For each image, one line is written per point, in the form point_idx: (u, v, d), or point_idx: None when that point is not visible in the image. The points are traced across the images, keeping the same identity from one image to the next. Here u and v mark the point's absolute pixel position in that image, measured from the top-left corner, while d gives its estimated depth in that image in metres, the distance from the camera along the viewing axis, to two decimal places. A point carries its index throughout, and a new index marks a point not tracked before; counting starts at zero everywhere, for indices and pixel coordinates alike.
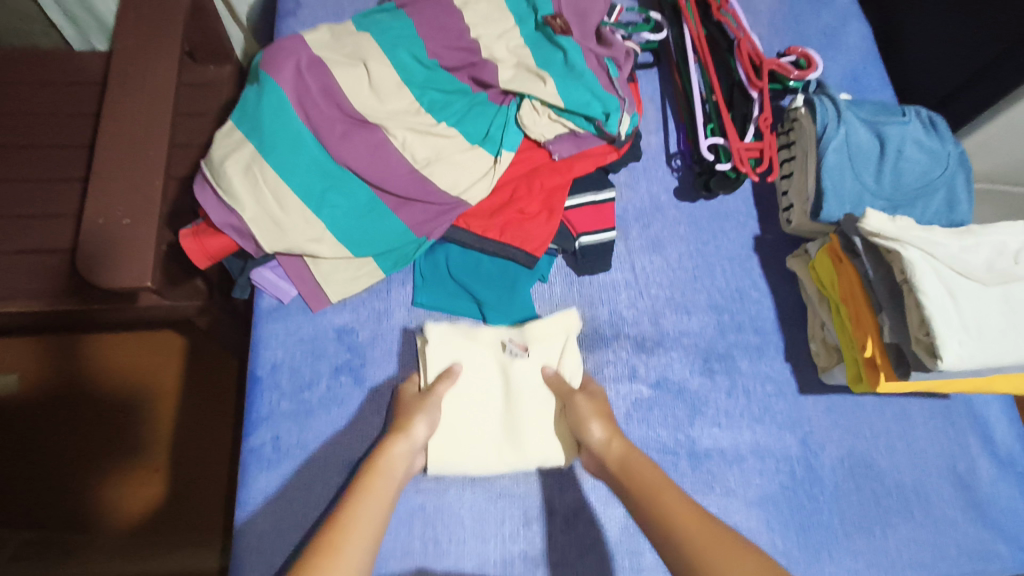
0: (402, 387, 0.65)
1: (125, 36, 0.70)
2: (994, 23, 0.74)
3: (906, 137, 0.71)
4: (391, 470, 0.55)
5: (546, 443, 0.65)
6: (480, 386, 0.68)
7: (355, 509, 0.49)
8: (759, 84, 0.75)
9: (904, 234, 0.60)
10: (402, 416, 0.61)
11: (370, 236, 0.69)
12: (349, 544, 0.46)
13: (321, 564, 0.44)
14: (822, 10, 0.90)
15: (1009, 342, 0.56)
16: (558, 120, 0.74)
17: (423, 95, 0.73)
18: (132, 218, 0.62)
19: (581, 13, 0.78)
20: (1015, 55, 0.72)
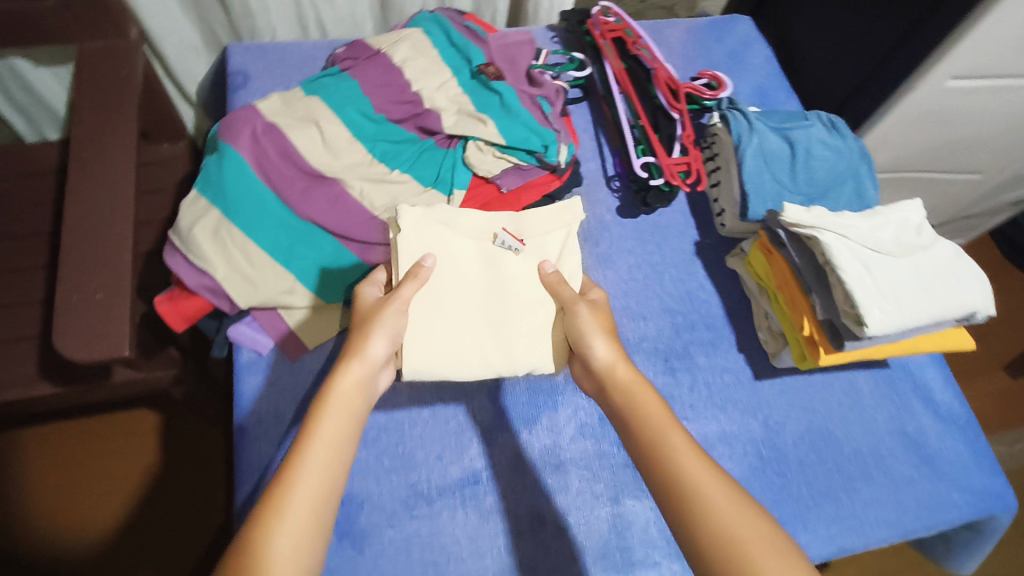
0: (366, 293, 0.66)
1: (82, 123, 0.74)
2: (874, 31, 0.86)
3: (811, 138, 0.80)
4: (348, 399, 0.56)
5: (537, 347, 0.70)
6: (465, 278, 0.71)
7: (305, 452, 0.51)
8: (679, 106, 0.86)
9: (821, 222, 0.67)
10: (358, 335, 0.61)
11: (337, 283, 0.73)
12: (297, 492, 0.49)
13: (268, 520, 0.47)
14: (722, 41, 1.04)
15: (923, 305, 0.62)
16: (502, 156, 0.80)
17: (374, 147, 0.79)
18: (105, 292, 0.65)
19: (511, 59, 0.88)
20: (899, 53, 0.83)
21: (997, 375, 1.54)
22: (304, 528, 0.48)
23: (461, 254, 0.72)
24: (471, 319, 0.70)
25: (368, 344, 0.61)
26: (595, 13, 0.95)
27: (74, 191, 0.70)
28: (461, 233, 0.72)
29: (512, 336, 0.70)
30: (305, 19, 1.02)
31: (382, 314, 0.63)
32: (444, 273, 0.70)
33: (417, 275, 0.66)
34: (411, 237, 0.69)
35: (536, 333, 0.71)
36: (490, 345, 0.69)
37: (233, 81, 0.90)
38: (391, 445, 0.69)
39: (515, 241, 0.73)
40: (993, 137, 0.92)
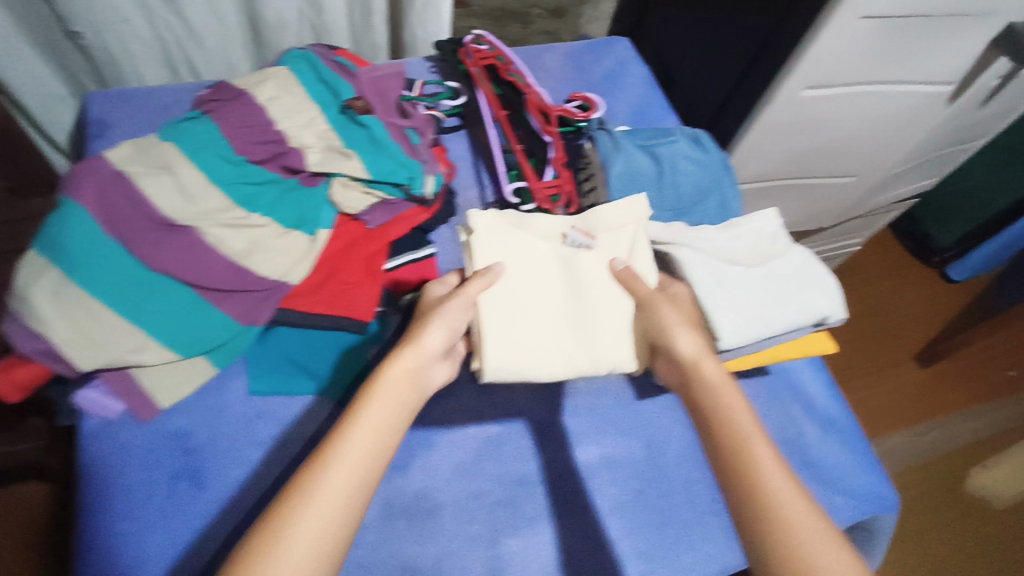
0: (429, 290, 0.66)
1: None
2: (736, 46, 0.89)
3: (677, 153, 0.81)
4: (396, 389, 0.54)
5: (616, 345, 0.66)
6: (539, 275, 0.67)
7: (342, 441, 0.50)
8: (550, 130, 0.85)
9: (677, 239, 0.69)
10: (418, 325, 0.60)
11: (196, 335, 0.70)
12: (324, 486, 0.47)
13: (289, 510, 0.46)
14: (601, 64, 1.06)
15: (775, 313, 0.63)
16: (369, 192, 0.78)
17: (233, 190, 0.75)
18: None
19: (381, 91, 0.87)
20: (756, 67, 0.86)
21: (909, 365, 1.60)
22: (324, 525, 0.46)
23: (534, 251, 0.68)
24: (546, 314, 0.65)
25: (426, 333, 0.59)
26: (468, 42, 0.95)
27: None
28: (530, 233, 0.69)
29: (592, 333, 0.66)
30: (174, 63, 0.99)
31: (447, 311, 0.60)
32: (516, 267, 0.66)
33: (486, 275, 0.63)
34: (481, 238, 0.66)
35: (613, 330, 0.66)
36: (570, 343, 0.65)
37: (89, 130, 0.86)
38: (253, 504, 0.66)
39: (585, 238, 0.69)
40: (857, 139, 0.97)
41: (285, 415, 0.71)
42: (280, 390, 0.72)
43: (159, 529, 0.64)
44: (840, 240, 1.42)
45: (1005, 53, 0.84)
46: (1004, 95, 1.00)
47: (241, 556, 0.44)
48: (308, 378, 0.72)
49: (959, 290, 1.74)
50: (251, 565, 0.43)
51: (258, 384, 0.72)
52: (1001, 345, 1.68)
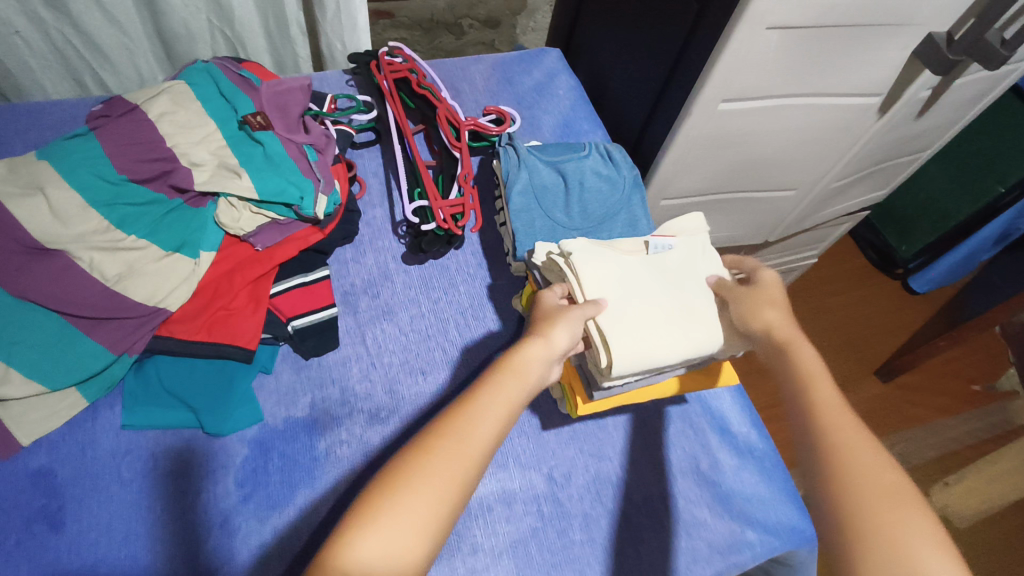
0: (544, 295, 0.61)
1: None
2: (658, 54, 0.86)
3: (585, 170, 0.78)
4: (527, 370, 0.53)
5: (710, 328, 0.61)
6: (639, 279, 0.62)
7: (487, 396, 0.50)
8: (458, 145, 0.82)
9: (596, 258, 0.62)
10: (541, 321, 0.57)
11: (63, 365, 0.65)
12: (473, 429, 0.48)
13: (430, 439, 0.47)
14: (528, 75, 1.02)
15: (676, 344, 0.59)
16: (259, 212, 0.74)
17: (112, 211, 0.71)
18: None
19: (282, 107, 0.84)
20: (676, 76, 0.82)
21: (869, 380, 1.56)
22: (464, 459, 0.46)
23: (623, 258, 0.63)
24: (667, 309, 0.60)
25: (557, 326, 0.56)
26: (381, 53, 0.91)
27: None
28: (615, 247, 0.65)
29: (698, 320, 0.61)
30: (79, 75, 0.96)
31: (565, 312, 0.57)
32: (627, 265, 0.62)
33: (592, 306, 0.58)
34: (576, 251, 0.62)
35: (711, 316, 0.61)
36: (680, 329, 0.60)
37: None
38: (112, 548, 0.59)
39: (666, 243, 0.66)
40: (790, 152, 0.94)
41: (154, 450, 0.65)
42: (156, 423, 0.66)
43: (173, 534, 0.61)
44: (794, 254, 1.39)
45: (928, 65, 0.81)
46: (940, 108, 0.97)
47: (394, 463, 0.45)
48: (188, 410, 0.67)
49: (920, 302, 1.70)
50: (409, 472, 0.44)
51: (133, 417, 0.66)
52: (966, 357, 1.64)
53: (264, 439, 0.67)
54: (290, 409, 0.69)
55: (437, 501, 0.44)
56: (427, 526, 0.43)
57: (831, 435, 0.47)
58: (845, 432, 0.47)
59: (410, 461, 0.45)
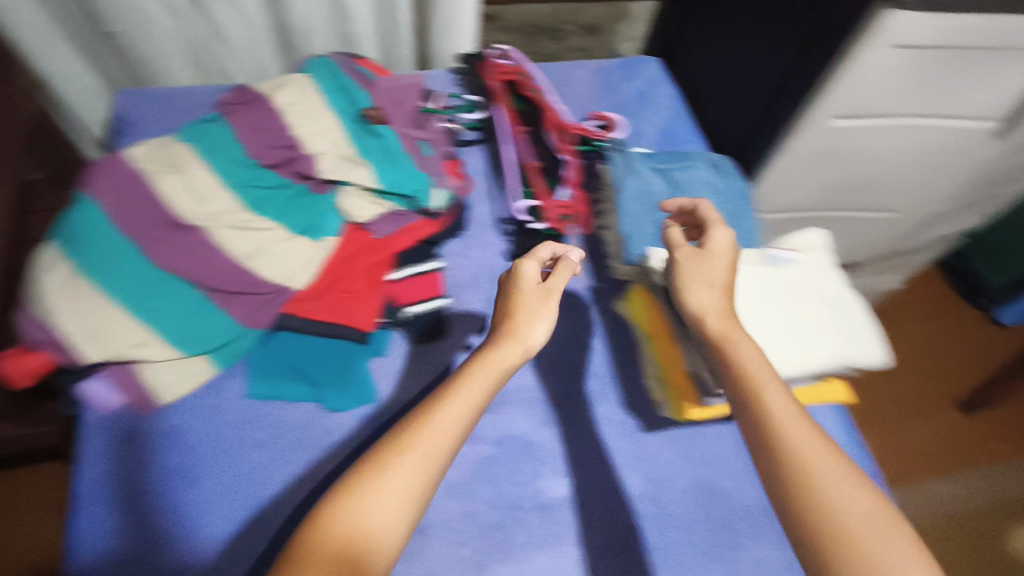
0: (522, 272, 0.66)
1: None
2: (772, 66, 0.86)
3: (694, 179, 0.79)
4: (488, 374, 0.57)
5: (843, 339, 0.59)
6: (762, 292, 0.61)
7: (445, 406, 0.54)
8: (565, 148, 0.85)
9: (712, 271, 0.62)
10: (514, 320, 0.62)
11: (199, 333, 0.70)
12: (427, 438, 0.51)
13: (392, 450, 0.51)
14: (630, 82, 1.04)
15: (804, 356, 0.57)
16: (378, 202, 0.79)
17: (243, 192, 0.76)
18: None
19: (397, 103, 0.88)
20: (789, 87, 0.82)
21: (948, 411, 1.51)
22: (425, 466, 0.50)
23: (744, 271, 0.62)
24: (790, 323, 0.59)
25: (527, 328, 0.62)
26: (489, 56, 0.94)
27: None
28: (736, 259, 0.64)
29: (827, 333, 0.59)
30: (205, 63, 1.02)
31: (538, 303, 0.64)
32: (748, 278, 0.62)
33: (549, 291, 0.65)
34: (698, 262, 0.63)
35: (841, 329, 0.59)
36: (806, 340, 0.58)
37: (116, 126, 0.89)
38: (242, 507, 0.64)
39: (787, 254, 0.64)
40: (894, 173, 0.93)
41: (278, 419, 0.70)
42: (279, 395, 0.71)
43: (295, 500, 0.65)
44: (877, 276, 1.35)
45: None
46: None
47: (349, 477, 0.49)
48: (308, 386, 0.71)
49: (1005, 334, 1.64)
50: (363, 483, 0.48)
51: (257, 387, 0.71)
52: None
53: (378, 417, 0.70)
54: (402, 392, 0.73)
55: (396, 507, 0.48)
56: (387, 529, 0.47)
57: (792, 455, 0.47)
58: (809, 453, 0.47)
59: (366, 474, 0.49)
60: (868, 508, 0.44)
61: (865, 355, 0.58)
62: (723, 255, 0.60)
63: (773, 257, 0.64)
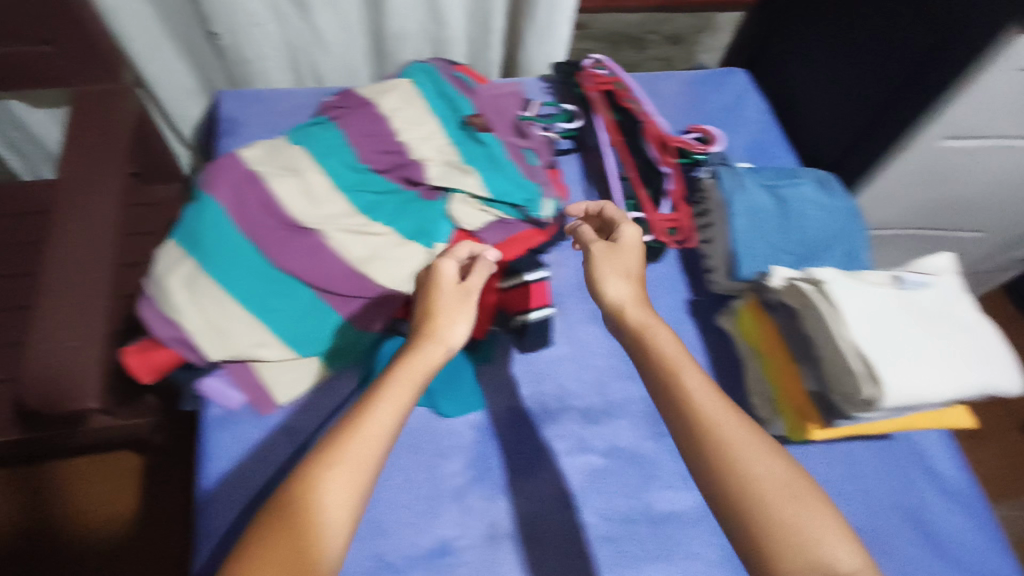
0: (441, 272, 0.63)
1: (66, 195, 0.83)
2: (886, 81, 0.85)
3: (803, 197, 0.79)
4: (416, 373, 0.55)
5: (984, 365, 0.58)
6: (897, 313, 0.60)
7: (369, 412, 0.51)
8: (668, 160, 0.85)
9: (845, 290, 0.61)
10: (435, 319, 0.60)
11: (318, 334, 0.72)
12: (352, 449, 0.49)
13: (321, 467, 0.48)
14: (720, 93, 1.05)
15: (946, 381, 0.56)
16: (486, 210, 0.79)
17: (357, 197, 0.78)
18: (76, 339, 0.73)
19: (498, 111, 0.88)
20: (905, 102, 0.82)
21: None
22: (356, 481, 0.48)
23: (878, 293, 0.61)
24: (930, 346, 0.58)
25: (448, 329, 0.59)
26: (587, 65, 0.95)
27: (51, 254, 0.78)
28: (866, 280, 0.63)
29: (968, 359, 0.58)
30: (300, 65, 1.03)
31: (459, 302, 0.62)
32: (884, 299, 0.60)
33: (466, 288, 0.63)
34: (829, 281, 0.62)
35: (981, 355, 0.58)
36: (948, 364, 0.57)
37: (221, 126, 0.91)
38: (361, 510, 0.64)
39: (918, 278, 0.64)
40: (992, 195, 0.92)
41: None
42: None
43: (413, 504, 0.65)
44: None
45: None
46: None
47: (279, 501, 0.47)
48: None
49: None
50: (296, 507, 0.46)
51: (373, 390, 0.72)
52: None
53: (489, 424, 0.71)
54: (511, 399, 0.73)
55: (332, 526, 0.46)
56: (328, 549, 0.46)
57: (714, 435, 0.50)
58: (730, 431, 0.50)
59: (294, 499, 0.47)
60: (784, 478, 0.48)
61: (1004, 383, 0.58)
62: (634, 249, 0.66)
63: (903, 280, 0.64)
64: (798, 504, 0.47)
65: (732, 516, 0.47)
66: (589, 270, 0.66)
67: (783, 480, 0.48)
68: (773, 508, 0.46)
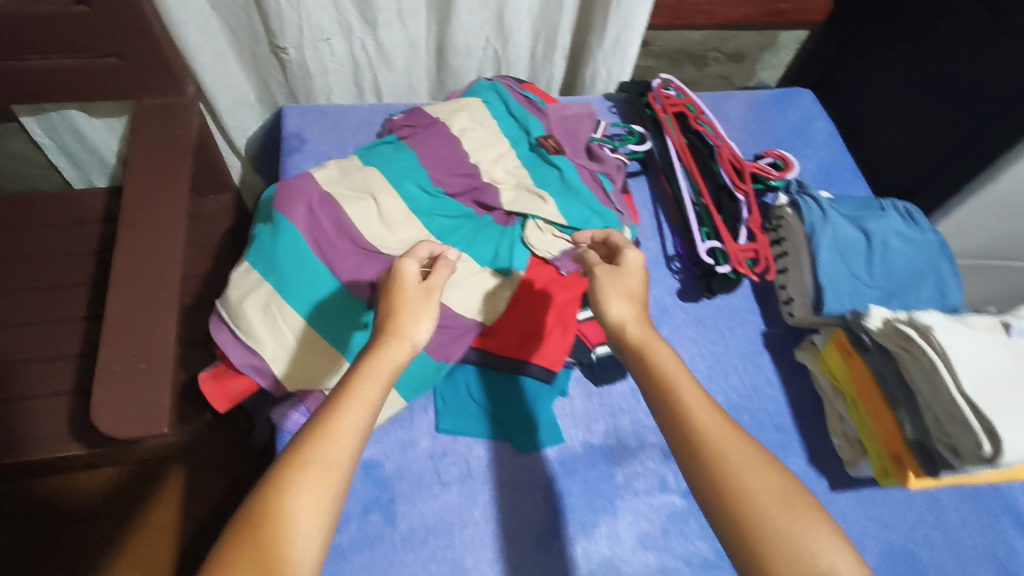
0: (401, 272, 0.60)
1: (131, 211, 0.82)
2: (977, 103, 0.83)
3: (889, 230, 0.76)
4: (383, 373, 0.53)
5: None
6: (1011, 365, 0.59)
7: (338, 412, 0.49)
8: (744, 187, 0.84)
9: (954, 338, 0.59)
10: (399, 317, 0.57)
11: None
12: (323, 450, 0.47)
13: (289, 473, 0.45)
14: (787, 114, 1.03)
15: None
16: (562, 236, 0.77)
17: (431, 222, 0.76)
18: (147, 362, 0.72)
19: (570, 133, 0.87)
20: (998, 126, 0.79)
21: None
22: (328, 484, 0.46)
23: (990, 342, 0.60)
24: None
25: (413, 326, 0.57)
26: (657, 86, 0.93)
27: (118, 271, 0.77)
28: (974, 327, 0.62)
29: None
30: (361, 80, 1.02)
31: (423, 303, 0.59)
32: (996, 348, 0.59)
33: (430, 291, 0.60)
34: (935, 326, 0.61)
35: None
36: None
37: (286, 143, 0.89)
38: (440, 548, 0.63)
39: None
40: None
41: (468, 456, 0.69)
42: (471, 432, 0.70)
43: (491, 543, 0.64)
44: None
45: None
46: None
47: (248, 508, 0.44)
48: (497, 424, 0.71)
49: None
50: (268, 515, 0.44)
51: (447, 422, 0.70)
52: None
53: (567, 460, 0.69)
54: (588, 434, 0.71)
55: (303, 531, 0.44)
56: (305, 554, 0.43)
57: (709, 444, 0.48)
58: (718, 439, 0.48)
59: (265, 506, 0.44)
60: (776, 486, 0.45)
61: None
62: (638, 272, 0.61)
63: (1012, 328, 0.63)
64: (793, 516, 0.44)
65: (728, 527, 0.44)
66: (591, 291, 0.61)
67: (776, 488, 0.45)
68: (762, 516, 0.44)
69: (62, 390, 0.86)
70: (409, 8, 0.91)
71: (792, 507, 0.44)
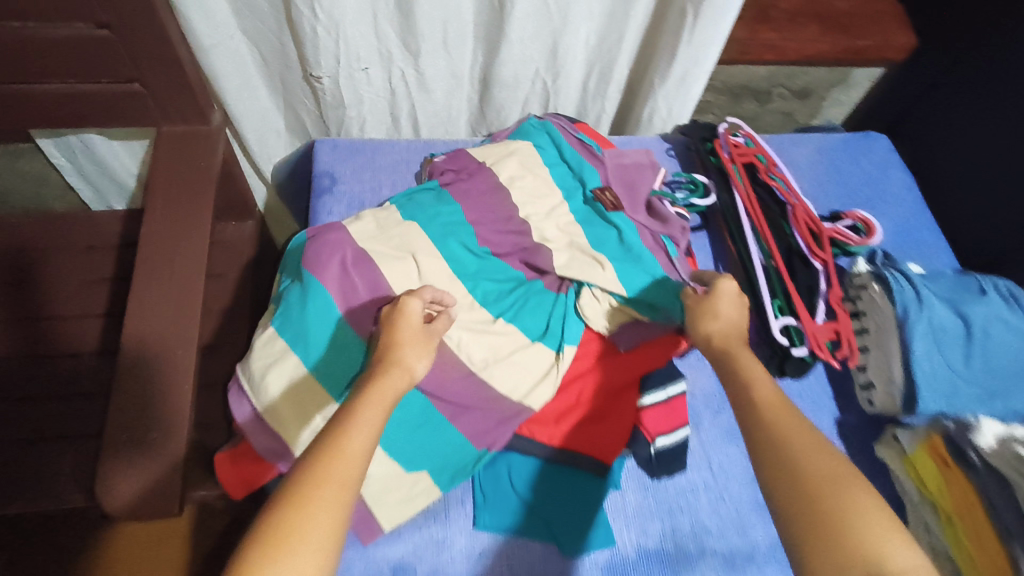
0: (403, 303, 0.56)
1: (148, 251, 0.75)
2: None
3: (990, 316, 0.68)
4: (387, 398, 0.49)
5: None
6: None
7: (348, 431, 0.45)
8: (822, 255, 0.76)
9: None
10: (396, 347, 0.53)
11: (428, 453, 0.62)
12: (336, 467, 0.42)
13: (304, 490, 0.41)
14: (862, 162, 0.94)
15: None
16: (622, 310, 0.69)
17: (475, 287, 0.68)
18: (157, 431, 0.64)
19: (629, 185, 0.79)
20: None
21: None
22: (342, 503, 0.41)
23: None
24: None
25: (412, 358, 0.53)
26: (724, 131, 0.85)
27: (129, 321, 0.70)
28: None
29: None
30: (398, 111, 0.95)
31: (424, 338, 0.55)
32: None
33: (432, 327, 0.58)
34: None
35: None
36: None
37: (318, 182, 0.83)
38: None
39: None
40: None
41: (510, 559, 0.62)
42: (512, 530, 0.63)
43: None
44: None
45: None
46: None
47: (259, 528, 0.39)
48: (541, 522, 0.63)
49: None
50: (280, 533, 0.39)
51: (486, 518, 0.63)
52: None
53: (618, 566, 0.62)
54: (642, 535, 0.64)
55: (317, 553, 0.39)
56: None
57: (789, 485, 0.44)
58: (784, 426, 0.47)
59: (278, 522, 0.39)
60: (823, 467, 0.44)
61: None
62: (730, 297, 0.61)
63: None
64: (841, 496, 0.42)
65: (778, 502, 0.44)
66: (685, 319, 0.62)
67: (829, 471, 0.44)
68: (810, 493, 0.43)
69: (66, 436, 0.79)
70: (455, 38, 0.83)
71: (837, 485, 0.43)
